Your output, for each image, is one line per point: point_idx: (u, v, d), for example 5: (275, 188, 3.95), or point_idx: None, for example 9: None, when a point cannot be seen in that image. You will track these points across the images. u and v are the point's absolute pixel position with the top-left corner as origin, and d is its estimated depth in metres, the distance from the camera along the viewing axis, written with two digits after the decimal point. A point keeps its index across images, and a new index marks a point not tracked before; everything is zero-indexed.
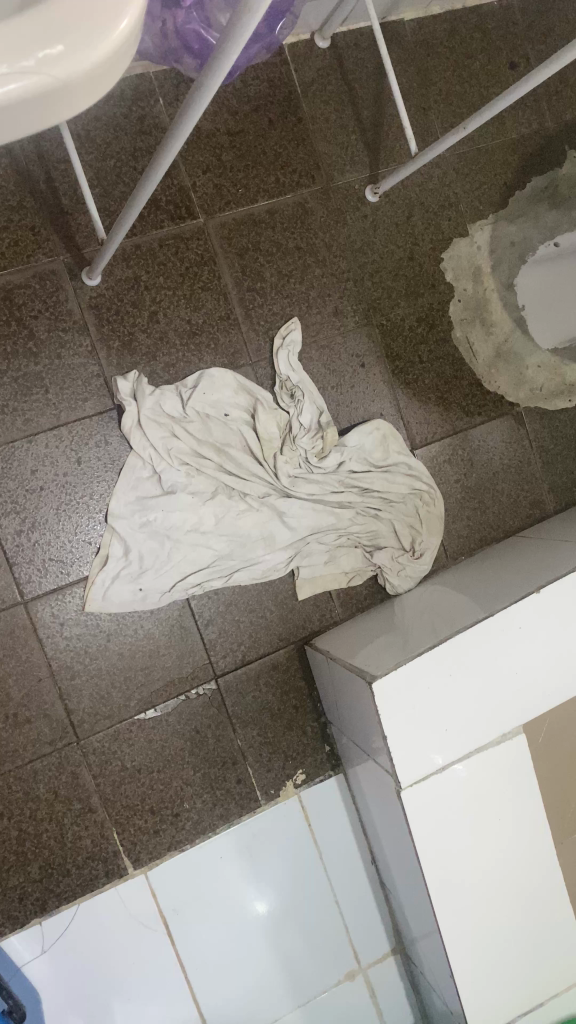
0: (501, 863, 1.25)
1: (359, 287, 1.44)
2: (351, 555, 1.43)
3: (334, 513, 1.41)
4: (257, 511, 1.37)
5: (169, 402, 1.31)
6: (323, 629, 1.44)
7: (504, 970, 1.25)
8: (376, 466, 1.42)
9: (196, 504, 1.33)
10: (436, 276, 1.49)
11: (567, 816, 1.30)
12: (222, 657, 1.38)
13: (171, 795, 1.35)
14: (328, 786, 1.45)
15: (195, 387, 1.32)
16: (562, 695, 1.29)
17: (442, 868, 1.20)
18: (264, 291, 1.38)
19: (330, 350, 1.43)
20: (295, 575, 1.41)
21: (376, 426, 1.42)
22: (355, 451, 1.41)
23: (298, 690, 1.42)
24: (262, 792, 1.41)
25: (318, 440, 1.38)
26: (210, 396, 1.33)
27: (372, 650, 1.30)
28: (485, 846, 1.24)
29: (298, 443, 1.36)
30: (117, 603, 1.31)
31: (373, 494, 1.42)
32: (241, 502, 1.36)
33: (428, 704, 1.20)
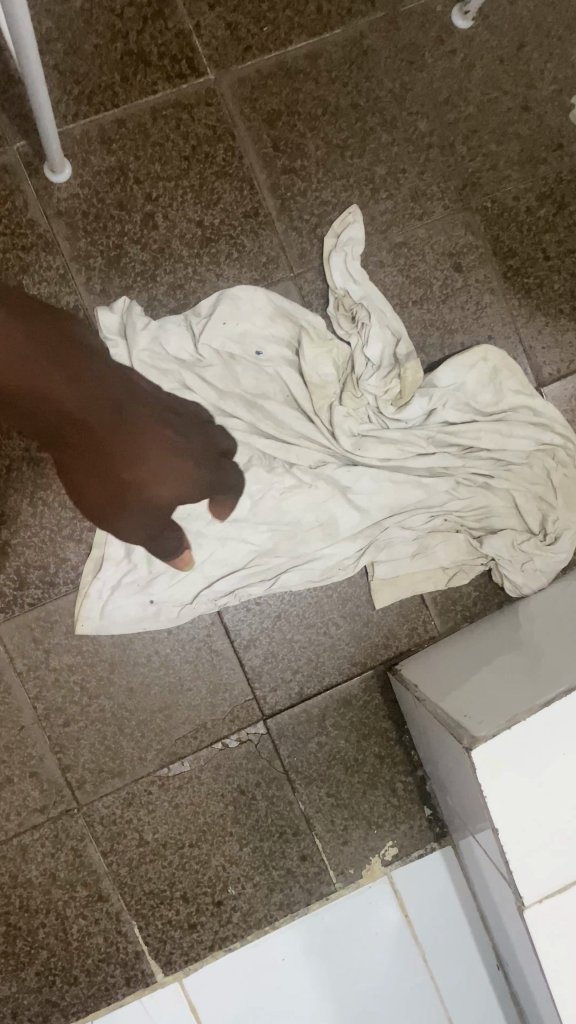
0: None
1: (448, 157, 1.01)
2: (453, 545, 1.00)
3: (423, 484, 0.98)
4: (309, 487, 0.97)
5: (176, 339, 0.94)
6: (415, 647, 1.04)
7: None
8: (483, 413, 0.98)
9: (222, 481, 0.96)
10: (564, 131, 1.02)
11: None
12: (271, 692, 1.00)
13: (210, 877, 1.00)
14: (432, 864, 1.04)
15: (212, 314, 0.94)
16: None
17: None
18: (307, 173, 0.98)
19: (408, 251, 1.00)
20: (370, 573, 1.01)
21: (480, 354, 0.98)
22: (451, 394, 0.97)
23: (381, 733, 1.02)
24: (337, 873, 1.02)
25: (393, 382, 0.96)
26: (233, 326, 0.94)
27: (479, 684, 0.88)
28: None
29: (363, 385, 0.96)
30: (121, 622, 0.95)
31: (482, 455, 0.98)
32: (286, 476, 0.97)
33: (562, 774, 0.78)
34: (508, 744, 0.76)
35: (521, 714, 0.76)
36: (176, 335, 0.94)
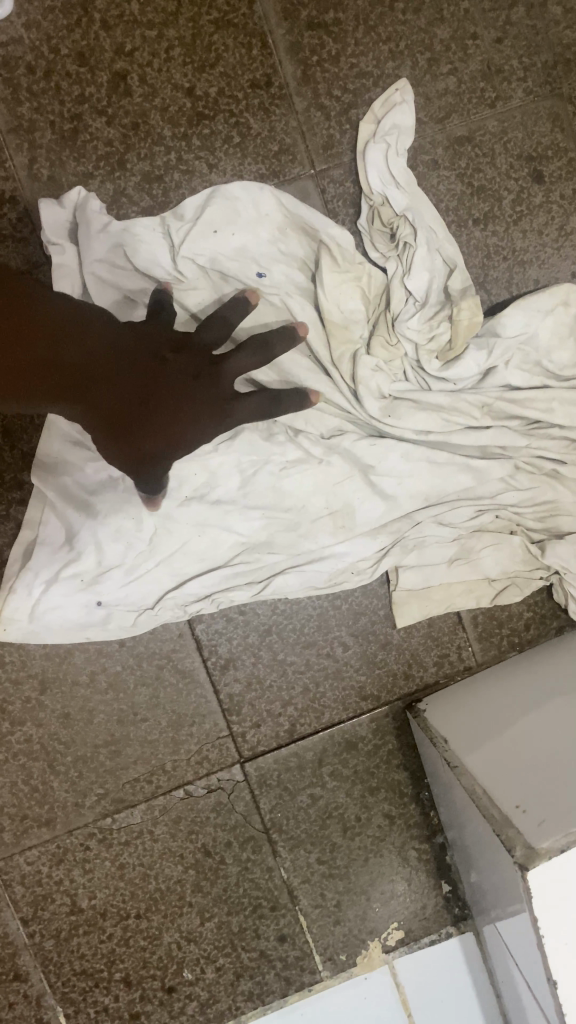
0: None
1: (537, 19, 0.73)
2: (504, 551, 0.75)
3: (472, 468, 0.72)
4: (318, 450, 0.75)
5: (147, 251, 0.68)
6: (445, 678, 0.80)
7: None
8: (558, 377, 0.72)
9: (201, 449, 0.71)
10: None
11: None
12: (252, 728, 0.77)
13: (160, 958, 0.77)
14: (448, 953, 0.81)
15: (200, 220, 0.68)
16: None
17: None
18: (342, 30, 0.71)
19: (472, 150, 0.74)
20: (392, 580, 0.76)
21: (560, 295, 0.71)
22: (517, 348, 0.71)
23: (393, 787, 0.79)
24: (325, 959, 0.79)
25: (442, 325, 0.70)
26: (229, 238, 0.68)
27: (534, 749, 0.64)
28: None
29: (401, 328, 0.70)
30: (58, 628, 0.71)
31: (553, 433, 0.73)
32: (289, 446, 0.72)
33: None
34: None
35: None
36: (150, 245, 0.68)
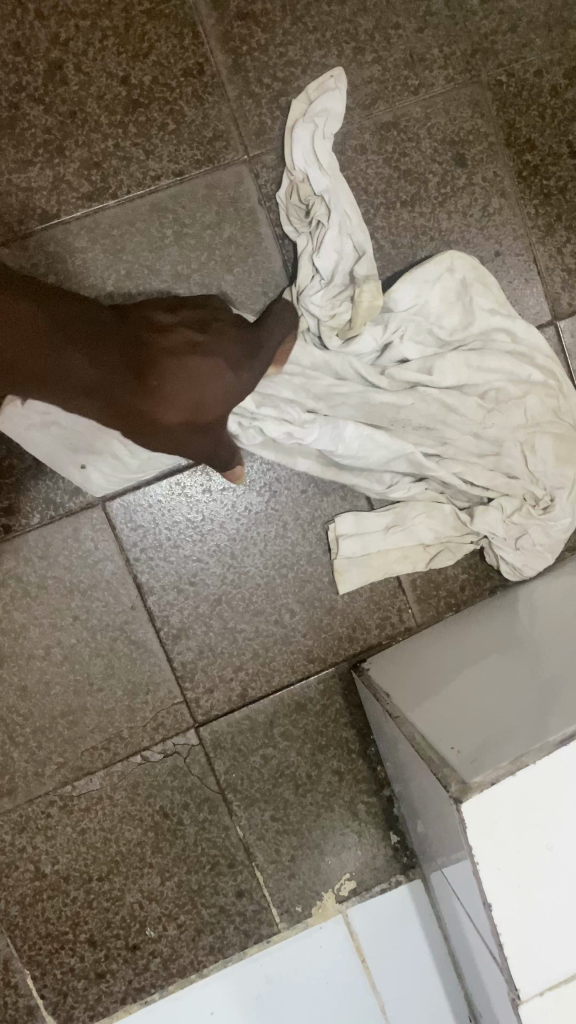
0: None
1: (455, 11, 0.77)
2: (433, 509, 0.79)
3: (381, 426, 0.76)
4: (240, 489, 0.79)
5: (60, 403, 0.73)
6: (387, 640, 0.84)
7: None
8: (452, 344, 0.77)
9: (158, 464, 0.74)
10: None
11: None
12: (205, 693, 0.80)
13: (124, 918, 0.80)
14: (397, 898, 0.85)
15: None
16: None
17: None
18: (271, 19, 0.74)
19: (398, 135, 0.77)
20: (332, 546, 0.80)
21: (445, 262, 0.75)
22: (411, 320, 0.76)
23: (342, 745, 0.83)
24: (281, 910, 0.83)
25: (345, 304, 0.74)
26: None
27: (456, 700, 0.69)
28: None
29: (305, 302, 0.74)
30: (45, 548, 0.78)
31: (451, 390, 0.76)
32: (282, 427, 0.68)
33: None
34: (509, 798, 0.56)
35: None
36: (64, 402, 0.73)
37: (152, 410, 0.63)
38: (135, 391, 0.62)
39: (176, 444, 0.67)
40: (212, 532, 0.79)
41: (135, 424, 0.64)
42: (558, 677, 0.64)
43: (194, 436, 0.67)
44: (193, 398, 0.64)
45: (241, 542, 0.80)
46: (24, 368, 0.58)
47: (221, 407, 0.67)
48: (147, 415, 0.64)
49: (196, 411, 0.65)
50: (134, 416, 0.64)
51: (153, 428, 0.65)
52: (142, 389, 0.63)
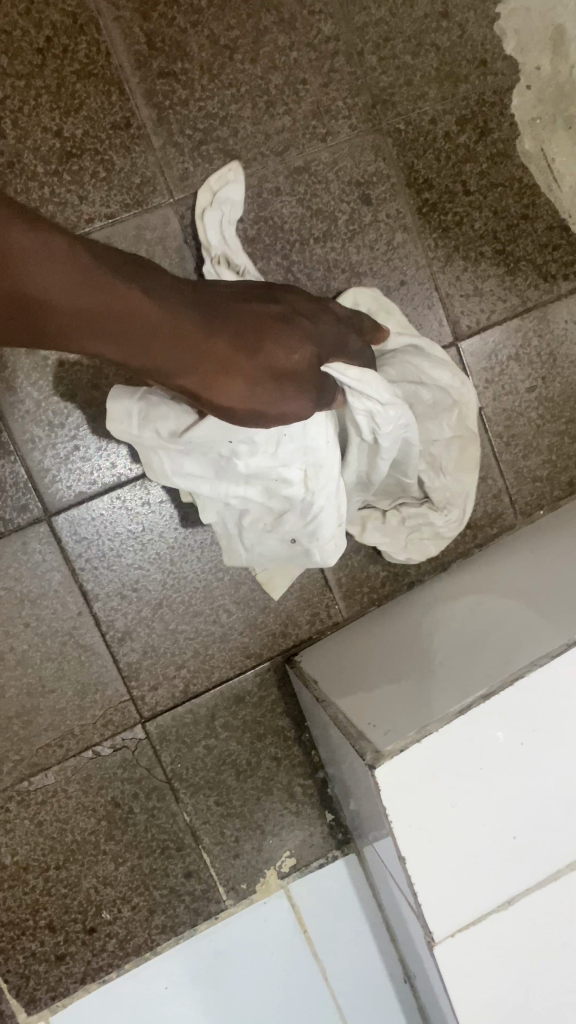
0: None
1: (357, 67, 0.86)
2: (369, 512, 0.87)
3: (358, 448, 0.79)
4: (177, 499, 0.87)
5: (169, 479, 0.75)
6: (316, 634, 0.92)
7: None
8: None
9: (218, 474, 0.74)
10: (487, 46, 0.89)
11: None
12: (151, 689, 0.87)
13: (81, 902, 0.86)
14: (333, 872, 0.93)
15: (223, 472, 0.73)
16: None
17: None
18: (191, 76, 0.82)
19: (309, 177, 0.86)
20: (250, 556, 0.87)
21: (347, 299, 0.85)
22: None
23: (278, 732, 0.91)
24: (228, 888, 0.90)
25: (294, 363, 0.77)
26: (240, 469, 0.72)
27: (373, 684, 0.77)
28: None
29: None
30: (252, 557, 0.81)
31: None
32: (369, 421, 0.74)
33: (480, 794, 0.66)
34: (418, 763, 0.64)
35: (547, 656, 0.67)
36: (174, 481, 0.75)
37: (261, 377, 0.58)
38: (258, 356, 0.58)
39: (282, 414, 0.62)
40: (152, 541, 0.87)
41: (244, 401, 0.59)
42: (513, 633, 0.73)
43: (293, 400, 0.61)
44: (285, 358, 0.60)
45: (179, 550, 0.87)
46: (164, 329, 0.53)
47: (307, 364, 0.62)
48: (266, 387, 0.59)
49: (306, 369, 0.62)
50: (251, 388, 0.58)
51: (256, 399, 0.59)
52: (266, 355, 0.59)
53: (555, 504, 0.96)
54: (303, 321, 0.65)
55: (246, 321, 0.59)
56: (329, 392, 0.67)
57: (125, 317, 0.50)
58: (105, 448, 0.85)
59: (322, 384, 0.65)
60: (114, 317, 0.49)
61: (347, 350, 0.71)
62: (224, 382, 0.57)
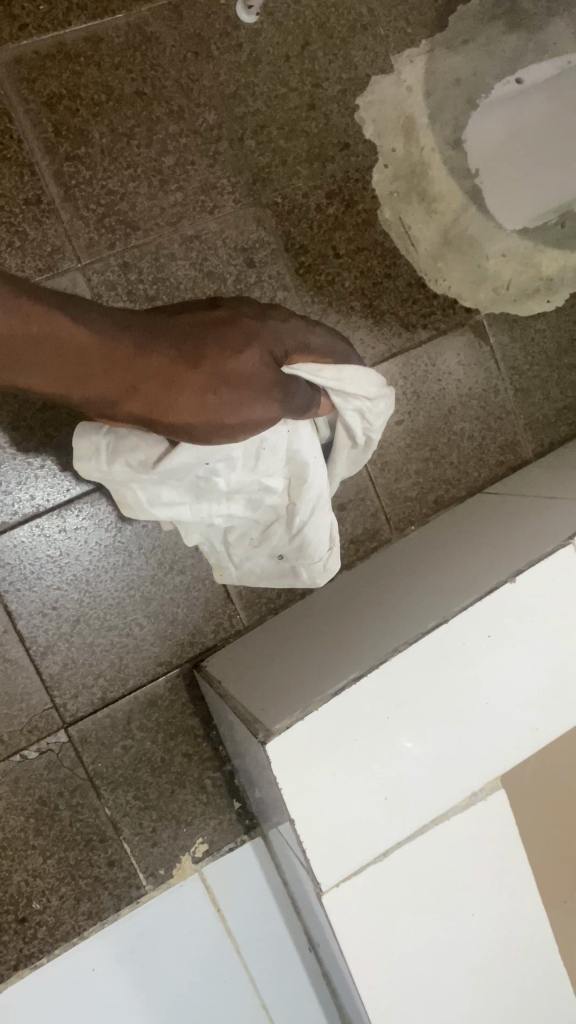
0: (479, 968, 0.89)
1: (238, 150, 1.01)
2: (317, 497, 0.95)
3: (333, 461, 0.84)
4: (91, 526, 0.98)
5: (148, 510, 0.78)
6: (220, 643, 1.04)
7: None
8: None
9: (200, 495, 0.78)
10: (350, 131, 1.05)
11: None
12: (73, 698, 0.98)
13: (13, 894, 0.95)
14: (242, 854, 1.05)
15: (202, 494, 0.78)
16: (556, 723, 0.89)
17: (389, 982, 0.84)
18: (93, 159, 0.95)
19: (200, 244, 0.99)
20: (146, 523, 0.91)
21: None
22: None
23: (189, 731, 1.02)
24: (147, 874, 1.00)
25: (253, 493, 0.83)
26: (222, 488, 0.77)
27: (267, 679, 0.89)
28: (452, 945, 0.87)
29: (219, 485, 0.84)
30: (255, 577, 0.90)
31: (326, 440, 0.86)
32: (358, 416, 0.79)
33: (355, 763, 0.79)
34: (302, 738, 0.77)
35: (409, 641, 0.80)
36: (153, 515, 0.78)
37: (205, 392, 0.59)
38: (201, 369, 0.58)
39: (240, 424, 0.61)
40: (69, 563, 0.97)
41: (197, 415, 0.60)
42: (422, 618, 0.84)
43: (252, 407, 0.61)
44: (231, 366, 0.59)
45: (94, 571, 0.98)
46: (108, 366, 0.56)
47: (260, 369, 0.61)
48: (216, 397, 0.59)
49: (259, 374, 0.61)
50: (198, 404, 0.59)
51: (208, 411, 0.60)
52: (210, 367, 0.58)
53: (424, 521, 1.11)
54: (257, 321, 0.62)
55: (196, 337, 0.59)
56: (300, 396, 0.67)
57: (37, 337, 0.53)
58: (25, 483, 0.95)
59: (289, 388, 0.64)
60: (27, 340, 0.52)
61: (329, 350, 0.70)
62: (174, 399, 0.58)
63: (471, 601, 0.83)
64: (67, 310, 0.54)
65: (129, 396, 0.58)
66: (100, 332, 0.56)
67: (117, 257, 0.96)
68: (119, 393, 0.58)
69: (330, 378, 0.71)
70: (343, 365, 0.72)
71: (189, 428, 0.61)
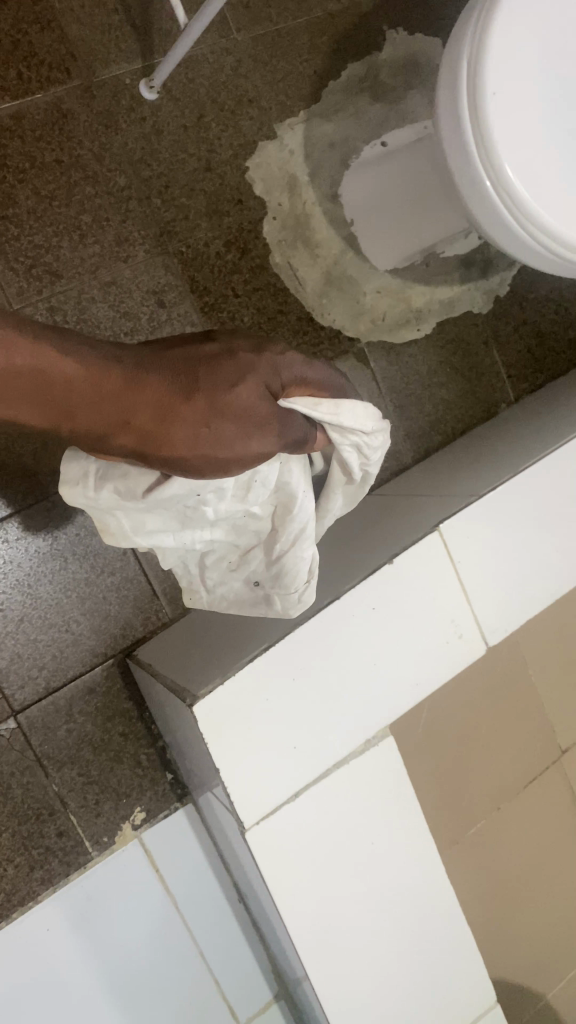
0: (378, 888, 1.07)
1: (146, 208, 1.17)
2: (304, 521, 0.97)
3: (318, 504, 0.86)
4: (30, 535, 1.11)
5: (130, 537, 0.80)
6: (149, 635, 1.20)
7: (387, 1001, 1.07)
8: None
9: (184, 521, 0.81)
10: (242, 189, 1.22)
11: (441, 801, 1.18)
12: (20, 689, 1.11)
13: None
14: (175, 820, 1.19)
15: (187, 522, 0.81)
16: (429, 678, 1.08)
17: (305, 904, 1.00)
18: (20, 218, 1.09)
19: (117, 288, 1.14)
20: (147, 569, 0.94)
21: None
22: None
23: (124, 713, 1.16)
24: (93, 842, 1.14)
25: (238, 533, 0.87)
26: (208, 515, 0.80)
27: (192, 657, 1.05)
28: (355, 871, 1.04)
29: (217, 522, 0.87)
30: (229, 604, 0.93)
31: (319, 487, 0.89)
32: (354, 451, 0.81)
33: (267, 720, 0.96)
34: (223, 701, 0.92)
35: (308, 615, 0.97)
36: (136, 541, 0.81)
37: (195, 428, 0.65)
38: (191, 407, 0.65)
39: (229, 459, 0.68)
40: (12, 569, 1.10)
41: (187, 449, 0.67)
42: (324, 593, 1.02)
43: (244, 440, 0.67)
44: (225, 401, 0.65)
45: (34, 576, 1.11)
46: (104, 402, 0.63)
47: (256, 402, 0.67)
48: (207, 432, 0.66)
49: (251, 412, 0.67)
50: (190, 438, 0.66)
51: (200, 443, 0.66)
52: (202, 403, 0.65)
53: None
54: (253, 356, 0.68)
55: (192, 376, 0.65)
56: (297, 428, 0.71)
57: (45, 378, 0.60)
58: None
59: (282, 423, 0.69)
60: (34, 381, 0.60)
61: (327, 382, 0.73)
62: (165, 433, 0.65)
63: (359, 579, 1.01)
64: (72, 354, 0.62)
65: (121, 428, 0.65)
66: (100, 371, 0.63)
67: (45, 302, 1.10)
68: (113, 424, 0.65)
69: (327, 411, 0.73)
70: (341, 401, 0.74)
71: (181, 459, 0.67)
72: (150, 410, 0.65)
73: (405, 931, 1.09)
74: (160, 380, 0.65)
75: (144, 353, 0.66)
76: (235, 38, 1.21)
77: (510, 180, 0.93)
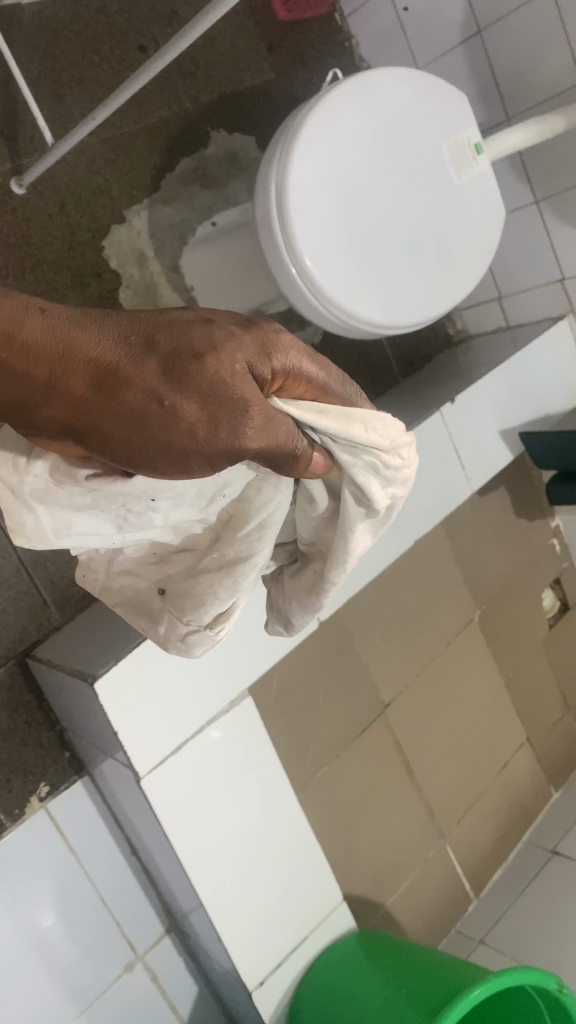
0: (249, 818, 1.36)
1: (21, 282, 1.39)
2: (302, 570, 0.93)
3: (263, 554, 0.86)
4: None
5: (52, 541, 0.73)
6: (43, 638, 1.43)
7: (262, 911, 1.36)
8: None
9: (119, 525, 0.75)
10: (100, 264, 1.48)
11: (296, 751, 1.49)
12: None
13: None
14: (75, 791, 1.42)
15: (125, 527, 0.75)
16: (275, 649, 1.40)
17: (193, 837, 1.27)
18: None
19: None
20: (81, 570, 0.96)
21: None
22: None
23: (27, 704, 1.39)
24: (6, 814, 1.34)
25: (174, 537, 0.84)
26: (157, 522, 0.76)
27: (87, 648, 1.30)
28: (230, 807, 1.33)
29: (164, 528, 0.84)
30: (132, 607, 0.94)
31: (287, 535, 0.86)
32: (370, 472, 0.74)
33: (152, 692, 1.22)
34: (117, 676, 1.18)
35: None
36: (59, 544, 0.74)
37: (144, 401, 0.53)
38: (138, 373, 0.53)
39: (189, 450, 0.55)
40: None
41: (133, 429, 0.54)
42: None
43: (210, 427, 0.54)
44: (184, 372, 0.53)
45: None
46: (22, 361, 0.52)
47: (236, 382, 0.54)
48: (160, 408, 0.53)
49: (220, 390, 0.54)
50: (136, 415, 0.53)
51: (147, 422, 0.53)
52: (153, 373, 0.53)
53: None
54: (235, 330, 0.56)
55: (144, 341, 0.54)
56: (280, 431, 0.60)
57: None
58: None
59: (264, 418, 0.57)
60: None
61: (332, 391, 0.65)
62: (104, 407, 0.53)
63: None
64: None
65: (46, 396, 0.53)
66: (17, 324, 0.52)
67: None
68: (34, 392, 0.53)
69: (333, 423, 0.66)
70: (351, 410, 0.67)
71: (126, 445, 0.55)
72: (82, 375, 0.53)
73: (272, 853, 1.38)
74: (102, 340, 0.53)
75: (92, 312, 0.55)
76: (87, 141, 1.47)
77: (309, 269, 1.25)
